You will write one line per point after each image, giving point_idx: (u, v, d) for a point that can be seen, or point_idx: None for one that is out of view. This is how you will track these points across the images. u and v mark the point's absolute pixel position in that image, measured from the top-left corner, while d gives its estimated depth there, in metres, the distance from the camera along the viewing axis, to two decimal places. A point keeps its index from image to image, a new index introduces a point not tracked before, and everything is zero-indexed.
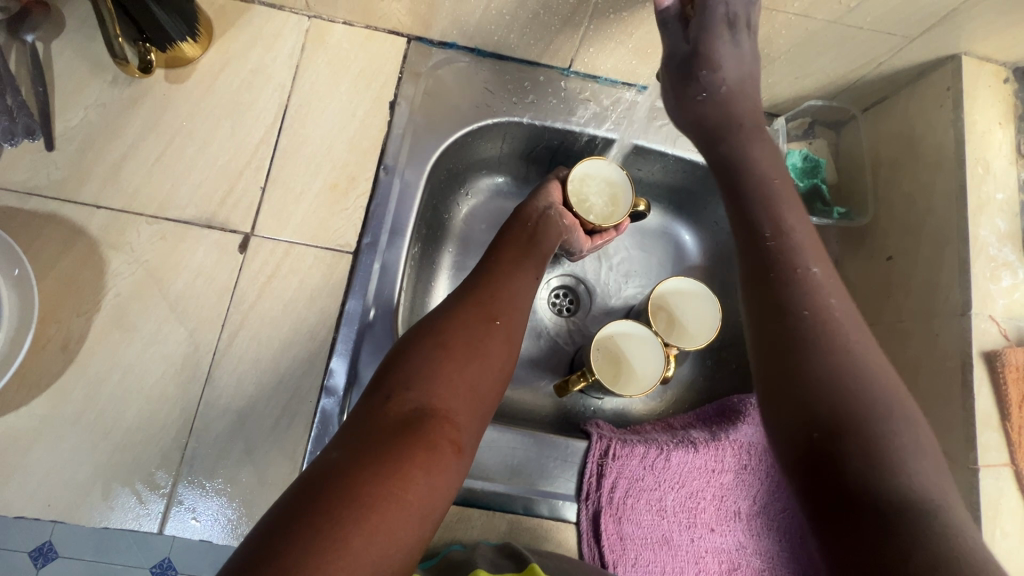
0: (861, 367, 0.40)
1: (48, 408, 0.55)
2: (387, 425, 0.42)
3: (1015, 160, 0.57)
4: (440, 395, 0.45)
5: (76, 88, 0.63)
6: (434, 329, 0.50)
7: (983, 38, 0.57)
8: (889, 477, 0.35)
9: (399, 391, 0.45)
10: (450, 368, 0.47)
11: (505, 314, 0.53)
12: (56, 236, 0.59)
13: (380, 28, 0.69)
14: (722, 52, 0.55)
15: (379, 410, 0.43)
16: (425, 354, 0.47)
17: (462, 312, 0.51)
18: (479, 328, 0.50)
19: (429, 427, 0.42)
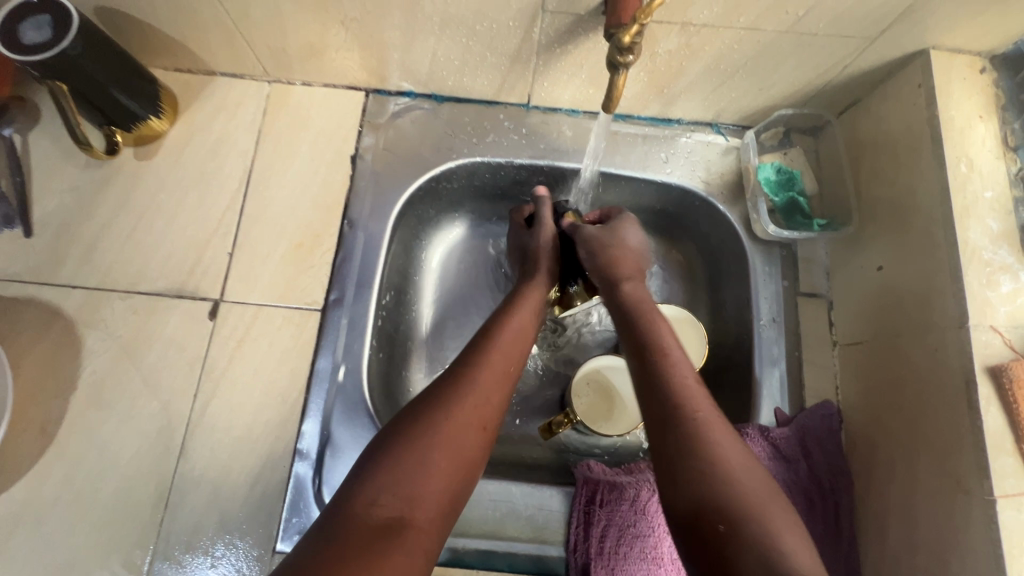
0: (679, 387, 0.45)
1: (28, 492, 0.55)
2: (366, 537, 0.37)
3: (1001, 154, 0.53)
4: (423, 497, 0.40)
5: (51, 174, 0.65)
6: (426, 416, 0.43)
7: (950, 31, 0.53)
8: (714, 477, 0.40)
9: (380, 495, 0.39)
10: (435, 468, 0.41)
11: (493, 389, 0.47)
12: (35, 319, 0.61)
13: (339, 86, 0.70)
14: (673, 162, 0.70)
15: (357, 512, 0.38)
16: (409, 447, 0.41)
17: (456, 393, 0.45)
18: (470, 413, 0.44)
19: (409, 542, 0.38)
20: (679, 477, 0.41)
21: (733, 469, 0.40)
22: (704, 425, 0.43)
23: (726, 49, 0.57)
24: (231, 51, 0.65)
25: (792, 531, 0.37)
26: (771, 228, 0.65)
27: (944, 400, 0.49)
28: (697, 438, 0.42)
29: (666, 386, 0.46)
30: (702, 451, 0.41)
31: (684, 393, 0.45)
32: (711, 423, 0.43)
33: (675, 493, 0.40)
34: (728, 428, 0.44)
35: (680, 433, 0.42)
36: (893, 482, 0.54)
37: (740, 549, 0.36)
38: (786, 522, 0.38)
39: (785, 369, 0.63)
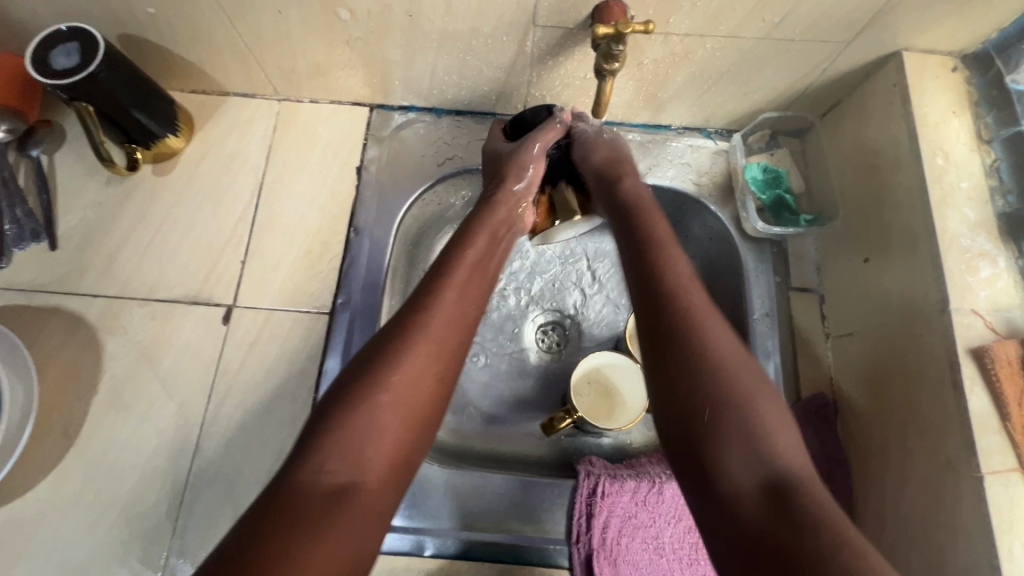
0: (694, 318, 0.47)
1: (52, 491, 0.58)
2: (316, 504, 0.38)
3: (975, 147, 0.56)
4: (369, 459, 0.41)
5: (75, 191, 0.69)
6: (365, 380, 0.43)
7: (920, 33, 0.56)
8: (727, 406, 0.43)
9: (328, 462, 0.40)
10: (383, 427, 0.42)
11: (438, 348, 0.46)
12: (59, 327, 0.64)
13: (344, 102, 0.74)
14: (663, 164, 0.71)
15: (303, 478, 0.39)
16: (351, 405, 0.42)
17: (399, 354, 0.45)
18: (418, 367, 0.45)
19: (360, 502, 0.40)
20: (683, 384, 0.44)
21: (742, 389, 0.44)
22: (711, 356, 0.45)
23: (709, 57, 0.60)
24: (243, 71, 0.69)
25: (780, 427, 0.43)
26: (759, 225, 0.66)
27: (931, 382, 0.51)
28: (700, 354, 0.45)
29: (675, 303, 0.48)
30: (707, 365, 0.44)
31: (688, 301, 0.48)
32: (721, 354, 0.45)
33: (675, 386, 0.45)
34: (737, 348, 0.46)
35: (684, 341, 0.46)
36: (886, 466, 0.55)
37: (728, 441, 0.42)
38: (775, 422, 0.43)
39: (780, 362, 0.65)
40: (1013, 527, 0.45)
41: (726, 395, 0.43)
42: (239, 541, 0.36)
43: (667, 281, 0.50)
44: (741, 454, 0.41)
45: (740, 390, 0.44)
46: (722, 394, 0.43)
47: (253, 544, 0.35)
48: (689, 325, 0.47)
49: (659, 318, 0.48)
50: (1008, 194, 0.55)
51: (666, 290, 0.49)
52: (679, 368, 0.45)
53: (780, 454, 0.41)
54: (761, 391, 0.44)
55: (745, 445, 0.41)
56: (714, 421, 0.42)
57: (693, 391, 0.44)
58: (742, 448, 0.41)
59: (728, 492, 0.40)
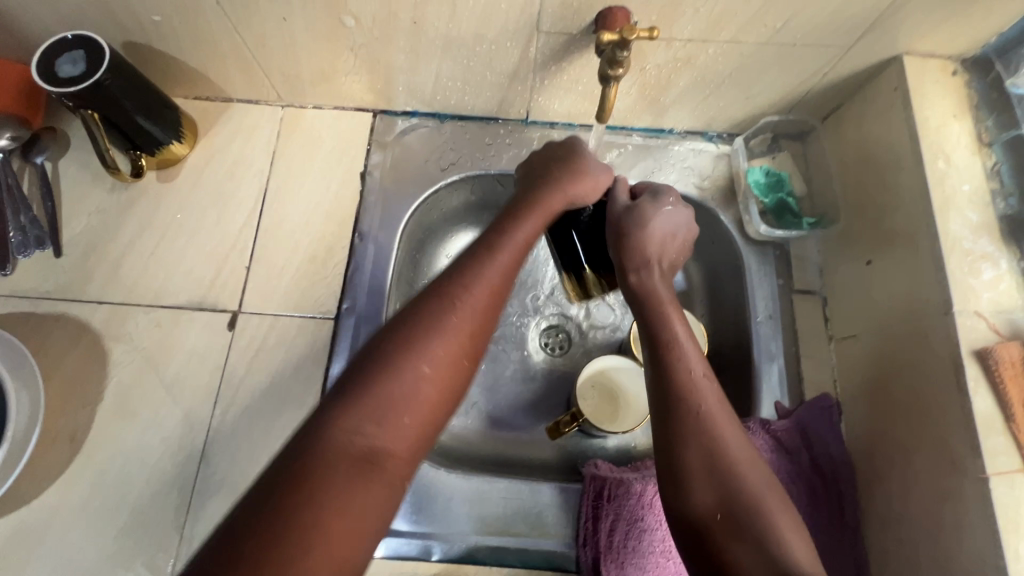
0: (694, 391, 0.47)
1: (58, 498, 0.58)
2: (347, 468, 0.34)
3: (975, 150, 0.57)
4: (399, 428, 0.37)
5: (80, 198, 0.69)
6: (405, 340, 0.39)
7: (921, 37, 0.57)
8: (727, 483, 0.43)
9: (364, 425, 0.36)
10: (420, 392, 0.38)
11: (480, 312, 0.43)
12: (64, 334, 0.64)
13: (348, 108, 0.75)
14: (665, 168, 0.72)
15: (333, 435, 0.35)
16: (394, 364, 0.38)
17: (438, 318, 0.41)
18: (458, 335, 0.41)
19: (388, 471, 0.36)
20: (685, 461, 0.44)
21: (740, 467, 0.44)
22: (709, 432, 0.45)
23: (711, 62, 0.61)
24: (247, 78, 0.69)
25: (792, 530, 0.42)
26: (762, 228, 0.67)
27: (935, 383, 0.51)
28: (700, 430, 0.45)
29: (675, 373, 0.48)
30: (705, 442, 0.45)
31: (699, 398, 0.47)
32: (721, 430, 0.45)
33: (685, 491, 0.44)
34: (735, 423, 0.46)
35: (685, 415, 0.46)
36: (891, 468, 0.56)
37: (740, 547, 0.41)
38: (773, 501, 0.43)
39: (783, 364, 0.65)
40: (1019, 528, 0.45)
41: (726, 474, 0.43)
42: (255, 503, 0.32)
43: (678, 375, 0.48)
44: (753, 560, 0.40)
45: (739, 468, 0.44)
46: (722, 472, 0.44)
47: (262, 510, 0.31)
48: (700, 426, 0.45)
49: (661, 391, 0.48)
50: (1009, 197, 0.55)
51: (674, 383, 0.48)
52: (689, 472, 0.44)
53: (779, 534, 0.41)
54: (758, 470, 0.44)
55: (758, 551, 0.40)
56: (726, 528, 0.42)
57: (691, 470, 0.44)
58: (754, 553, 0.40)
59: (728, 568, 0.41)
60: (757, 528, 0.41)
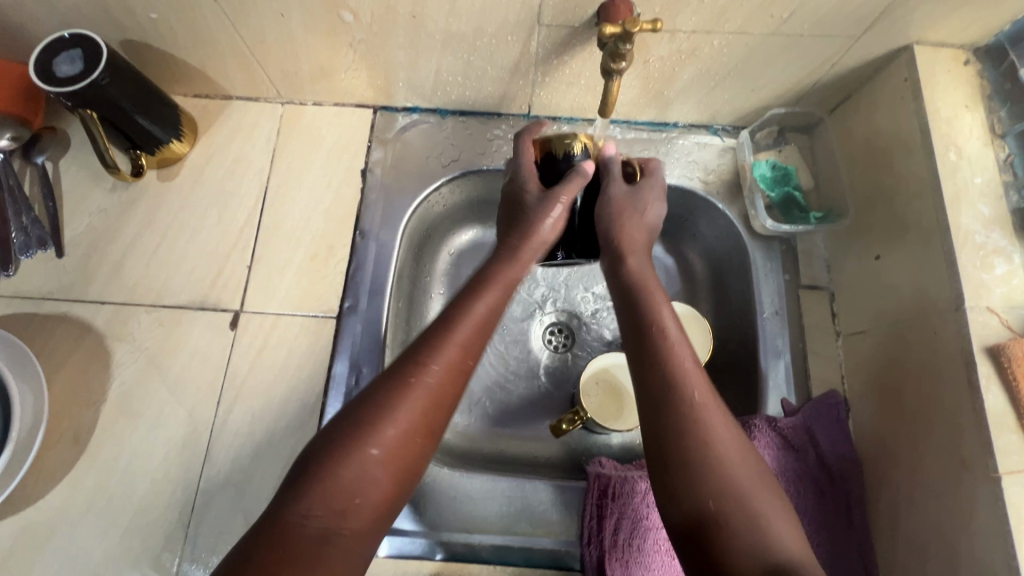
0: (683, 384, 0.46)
1: (64, 499, 0.58)
2: (297, 551, 0.36)
3: (988, 141, 0.55)
4: (352, 510, 0.38)
5: (81, 198, 0.69)
6: (356, 427, 0.40)
7: (932, 26, 0.55)
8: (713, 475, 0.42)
9: (314, 507, 0.37)
10: (371, 478, 0.39)
11: (439, 389, 0.43)
12: (68, 334, 0.64)
13: (348, 104, 0.74)
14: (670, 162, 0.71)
15: (283, 525, 0.37)
16: (339, 445, 0.40)
17: (394, 402, 0.41)
18: (415, 416, 0.42)
19: (339, 549, 0.37)
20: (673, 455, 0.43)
21: (728, 463, 0.42)
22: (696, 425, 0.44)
23: (716, 54, 0.59)
24: (246, 76, 0.69)
25: (780, 518, 0.40)
26: (768, 223, 0.66)
27: (945, 380, 0.51)
28: (691, 424, 0.44)
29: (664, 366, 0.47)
30: (693, 434, 0.43)
31: (690, 387, 0.45)
32: (710, 422, 0.44)
33: (678, 478, 0.42)
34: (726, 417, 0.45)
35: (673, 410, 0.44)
36: (900, 465, 0.55)
37: (734, 537, 0.39)
38: (768, 504, 0.41)
39: (790, 361, 0.64)
40: None
41: (715, 468, 0.42)
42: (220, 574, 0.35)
43: (669, 363, 0.47)
44: (746, 550, 0.39)
45: (727, 462, 0.42)
46: (709, 465, 0.42)
47: None
48: (689, 420, 0.44)
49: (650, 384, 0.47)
50: (1022, 189, 0.54)
51: (664, 372, 0.46)
52: (680, 466, 0.42)
53: (774, 537, 0.39)
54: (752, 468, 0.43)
55: (750, 544, 0.39)
56: (720, 518, 0.40)
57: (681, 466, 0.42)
58: (748, 545, 0.39)
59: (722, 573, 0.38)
60: (749, 527, 0.39)
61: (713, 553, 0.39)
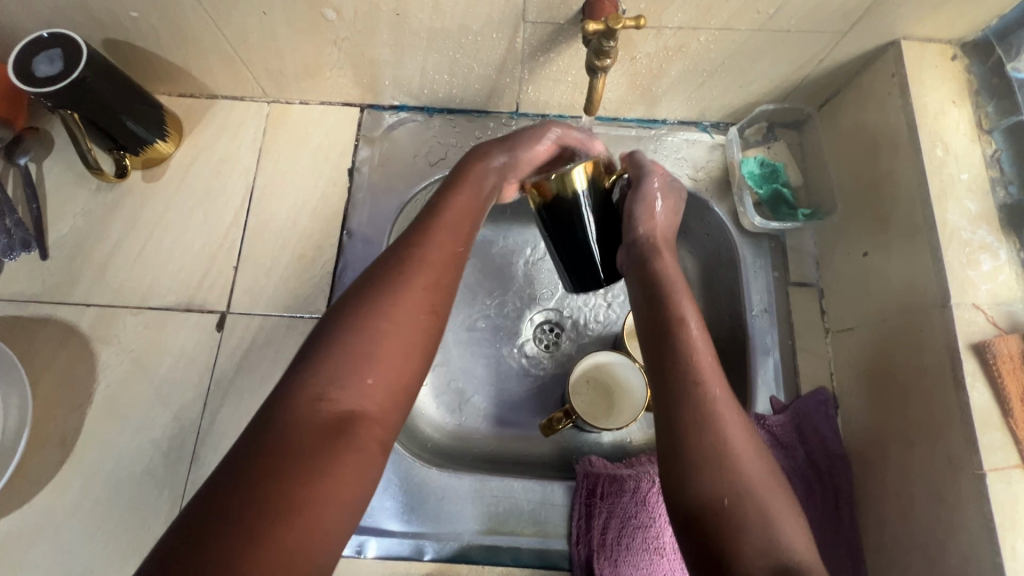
0: (702, 376, 0.44)
1: (49, 502, 0.58)
2: (315, 437, 0.34)
3: (975, 137, 0.55)
4: (371, 395, 0.37)
5: (65, 199, 0.68)
6: (352, 310, 0.39)
7: (919, 21, 0.55)
8: (731, 472, 0.41)
9: (326, 390, 0.36)
10: (386, 351, 0.38)
11: (437, 274, 0.43)
12: (52, 337, 0.63)
13: (334, 102, 0.73)
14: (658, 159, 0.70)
15: (302, 412, 0.35)
16: (343, 330, 0.38)
17: (391, 285, 0.40)
18: (417, 298, 0.41)
19: (361, 437, 0.35)
20: (691, 448, 0.42)
21: (745, 461, 0.41)
22: (713, 419, 0.42)
23: (703, 51, 0.59)
24: (231, 74, 0.68)
25: (787, 517, 0.40)
26: (757, 220, 0.65)
27: (931, 378, 0.51)
28: (709, 419, 0.42)
29: (682, 356, 0.45)
30: (711, 431, 0.42)
31: (709, 382, 0.44)
32: (728, 419, 0.43)
33: (691, 469, 0.41)
34: (741, 415, 0.44)
35: (691, 401, 0.43)
36: (885, 463, 0.55)
37: (745, 535, 0.38)
38: (780, 505, 0.41)
39: (779, 358, 0.64)
40: (1016, 524, 0.44)
41: (731, 467, 0.41)
42: (227, 472, 0.32)
43: (689, 353, 0.46)
44: (756, 547, 0.38)
45: (740, 455, 0.42)
46: (726, 464, 0.41)
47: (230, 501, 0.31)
48: (708, 416, 0.42)
49: (667, 375, 0.45)
50: (1009, 185, 0.54)
51: (683, 364, 0.45)
52: (695, 457, 0.41)
53: (786, 535, 0.39)
54: (762, 463, 0.43)
55: (765, 541, 0.38)
56: (733, 513, 0.39)
57: (697, 458, 0.41)
58: (760, 544, 0.38)
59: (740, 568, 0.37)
60: (763, 528, 0.39)
61: (721, 544, 0.38)
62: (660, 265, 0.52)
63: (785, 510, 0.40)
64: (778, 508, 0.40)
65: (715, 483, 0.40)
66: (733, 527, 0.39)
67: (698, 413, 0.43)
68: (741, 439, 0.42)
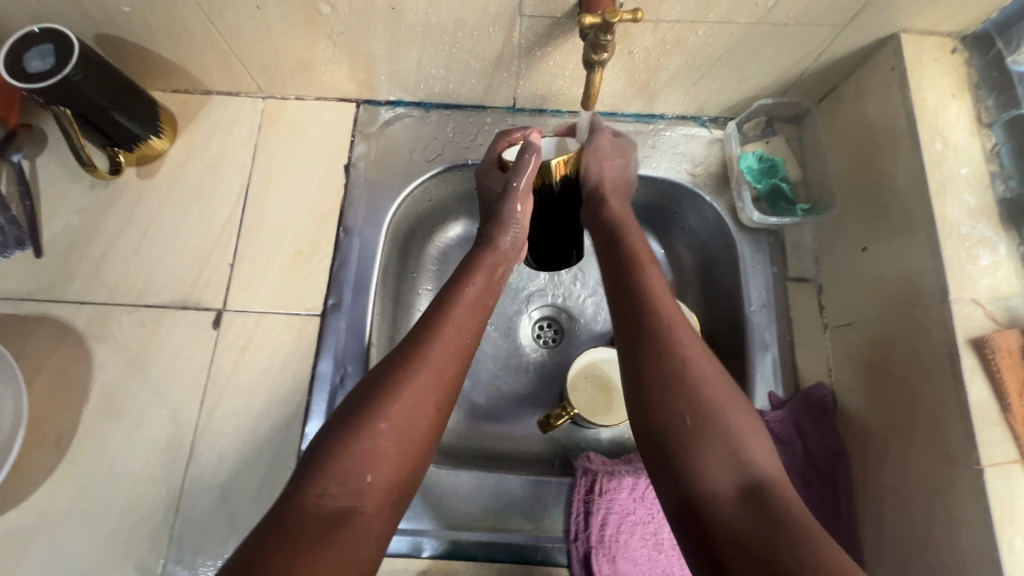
0: (660, 307, 0.49)
1: (46, 501, 0.58)
2: (318, 524, 0.38)
3: (975, 131, 0.55)
4: (370, 485, 0.41)
5: (59, 196, 0.68)
6: (362, 404, 0.43)
7: (918, 14, 0.55)
8: (692, 386, 0.44)
9: (330, 486, 0.40)
10: (385, 458, 0.42)
11: (438, 379, 0.46)
12: (48, 335, 0.63)
13: (330, 98, 0.73)
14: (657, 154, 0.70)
15: (305, 501, 0.39)
16: (351, 421, 0.42)
17: (394, 386, 0.44)
18: (420, 399, 0.44)
19: (359, 525, 0.40)
20: (655, 364, 0.45)
21: (705, 376, 0.44)
22: (672, 340, 0.46)
23: (701, 44, 0.58)
24: (225, 70, 0.68)
25: (752, 434, 0.43)
26: (755, 215, 0.65)
27: (930, 373, 0.50)
28: (670, 341, 0.46)
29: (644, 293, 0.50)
30: (673, 350, 0.46)
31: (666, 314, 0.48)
32: (686, 338, 0.46)
33: (652, 402, 0.44)
34: (700, 339, 0.47)
35: (653, 327, 0.47)
36: (884, 458, 0.55)
37: (707, 447, 0.41)
38: (745, 422, 0.43)
39: (777, 354, 0.64)
40: (1014, 519, 0.44)
41: (692, 380, 0.44)
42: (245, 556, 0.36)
43: (647, 295, 0.50)
44: (722, 465, 0.41)
45: (700, 370, 0.45)
46: (686, 377, 0.44)
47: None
48: (669, 337, 0.46)
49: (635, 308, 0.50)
50: (1009, 180, 0.53)
51: (646, 298, 0.50)
52: (658, 372, 0.45)
53: (751, 451, 0.41)
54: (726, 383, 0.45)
55: (728, 451, 0.41)
56: (696, 432, 0.42)
57: (661, 375, 0.45)
58: (725, 457, 0.41)
59: (704, 479, 0.40)
60: (727, 437, 0.42)
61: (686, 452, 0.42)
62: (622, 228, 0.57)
63: (752, 427, 0.43)
64: (745, 426, 0.43)
65: (677, 395, 0.43)
66: (698, 440, 0.42)
67: (659, 335, 0.47)
68: (703, 359, 0.46)
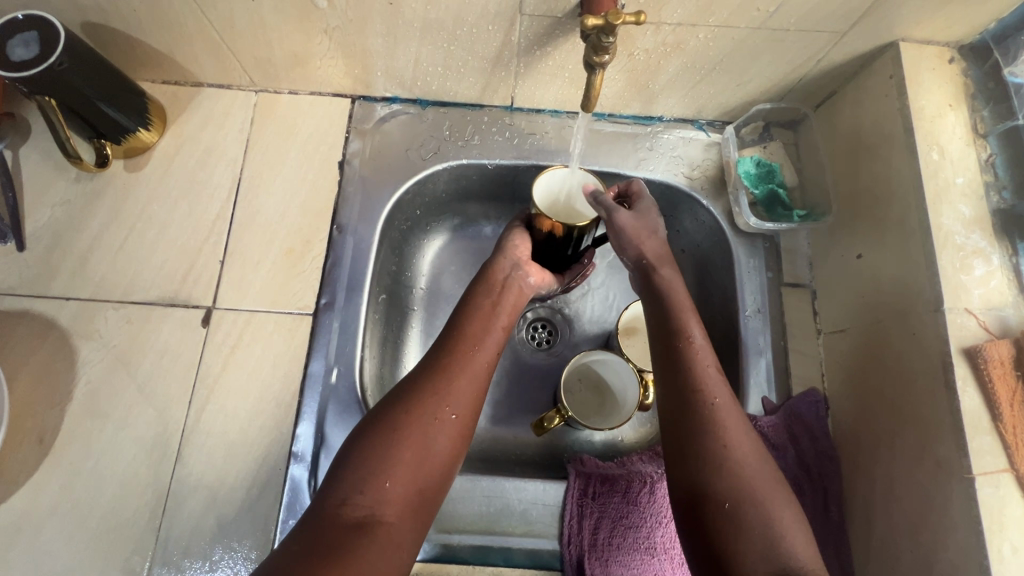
0: (705, 385, 0.47)
1: (28, 501, 0.56)
2: (340, 532, 0.40)
3: (970, 141, 0.55)
4: (390, 496, 0.42)
5: (42, 189, 0.66)
6: (387, 420, 0.46)
7: (917, 23, 0.55)
8: (729, 471, 0.43)
9: (353, 494, 0.42)
10: (401, 464, 0.43)
11: (461, 389, 0.48)
12: (30, 331, 0.61)
13: (324, 93, 0.72)
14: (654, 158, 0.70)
15: (332, 509, 0.41)
16: (378, 441, 0.44)
17: (413, 403, 0.46)
18: (438, 412, 0.46)
19: (383, 534, 0.41)
20: (696, 449, 0.44)
21: (743, 461, 0.44)
22: (713, 423, 0.45)
23: (701, 48, 0.58)
24: (217, 62, 0.66)
25: (788, 517, 0.42)
26: (752, 220, 0.65)
27: (923, 382, 0.51)
28: (712, 425, 0.45)
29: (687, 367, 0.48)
30: (713, 435, 0.44)
31: (711, 392, 0.47)
32: (728, 421, 0.45)
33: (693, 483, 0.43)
34: (743, 420, 0.46)
35: (695, 408, 0.46)
36: (875, 464, 0.55)
37: (744, 535, 0.41)
38: (779, 504, 0.43)
39: (771, 359, 0.64)
40: (1003, 527, 0.45)
41: (729, 467, 0.43)
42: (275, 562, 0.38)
43: (689, 371, 0.48)
44: (757, 548, 0.40)
45: (735, 453, 0.44)
46: (726, 465, 0.43)
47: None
48: (710, 418, 0.45)
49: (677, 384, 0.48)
50: (1003, 190, 0.54)
51: (689, 373, 0.48)
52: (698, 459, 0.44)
53: (787, 538, 0.41)
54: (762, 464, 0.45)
55: (763, 539, 0.40)
56: (733, 518, 0.41)
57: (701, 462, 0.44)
58: (760, 544, 0.40)
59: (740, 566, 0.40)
60: (762, 522, 0.41)
61: (719, 537, 0.41)
62: (666, 284, 0.54)
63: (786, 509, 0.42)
64: (779, 510, 0.42)
65: (716, 482, 0.43)
66: (734, 527, 0.41)
67: (700, 420, 0.45)
68: (741, 442, 0.45)
